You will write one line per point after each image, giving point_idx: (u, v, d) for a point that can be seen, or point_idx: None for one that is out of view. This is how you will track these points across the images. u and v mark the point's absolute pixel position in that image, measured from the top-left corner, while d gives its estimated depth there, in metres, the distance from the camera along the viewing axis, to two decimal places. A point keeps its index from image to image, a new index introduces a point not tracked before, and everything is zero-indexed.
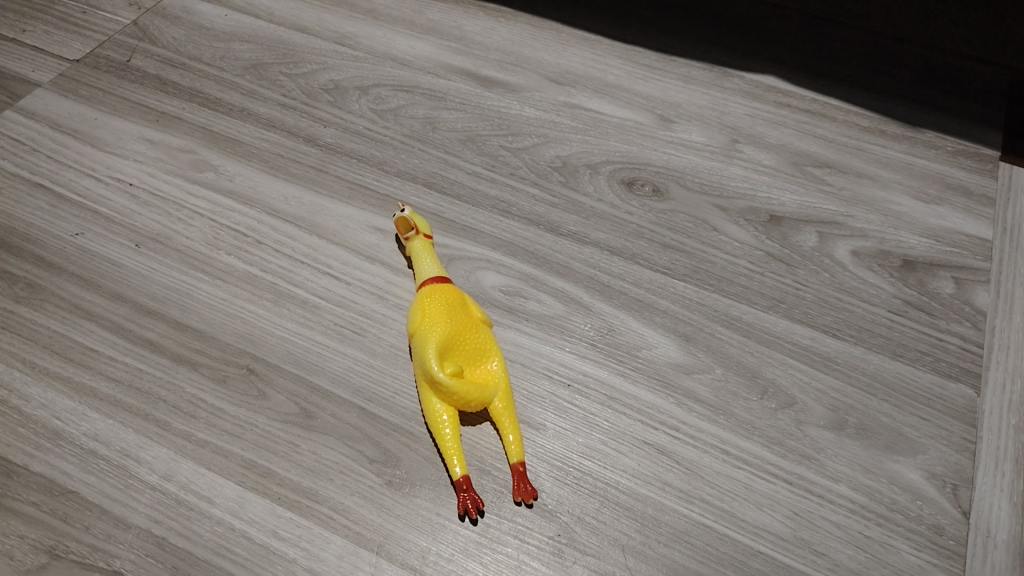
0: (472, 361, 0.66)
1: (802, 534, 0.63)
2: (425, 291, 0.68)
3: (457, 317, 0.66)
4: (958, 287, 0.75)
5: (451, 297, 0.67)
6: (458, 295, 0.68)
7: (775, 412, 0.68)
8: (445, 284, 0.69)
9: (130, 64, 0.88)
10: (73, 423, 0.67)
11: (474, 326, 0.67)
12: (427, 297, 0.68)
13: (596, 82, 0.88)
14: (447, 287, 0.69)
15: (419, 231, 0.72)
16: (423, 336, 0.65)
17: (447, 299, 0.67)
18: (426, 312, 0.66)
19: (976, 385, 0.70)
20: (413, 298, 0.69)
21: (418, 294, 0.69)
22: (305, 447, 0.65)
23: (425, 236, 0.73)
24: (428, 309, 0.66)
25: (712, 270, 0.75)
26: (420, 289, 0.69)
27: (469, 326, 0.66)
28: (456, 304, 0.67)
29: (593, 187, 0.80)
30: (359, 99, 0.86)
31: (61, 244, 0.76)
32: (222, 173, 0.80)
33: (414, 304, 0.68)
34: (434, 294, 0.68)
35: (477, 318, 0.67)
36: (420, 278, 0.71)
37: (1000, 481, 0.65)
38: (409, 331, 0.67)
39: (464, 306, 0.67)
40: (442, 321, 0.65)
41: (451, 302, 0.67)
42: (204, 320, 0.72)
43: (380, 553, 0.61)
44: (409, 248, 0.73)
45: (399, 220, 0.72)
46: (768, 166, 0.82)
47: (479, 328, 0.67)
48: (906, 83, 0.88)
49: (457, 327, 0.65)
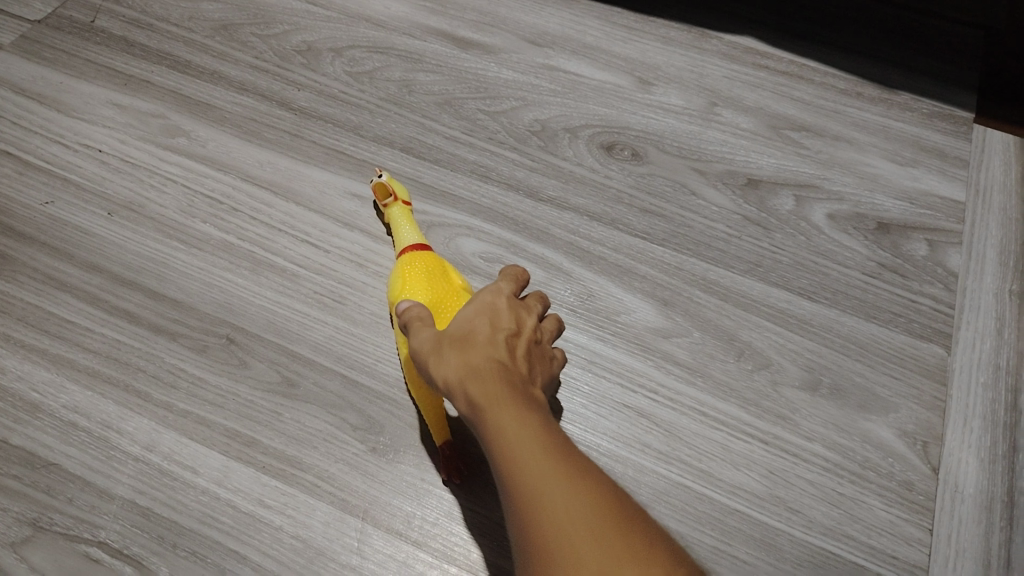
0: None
1: (776, 492, 0.65)
2: (406, 261, 0.68)
3: (438, 286, 0.65)
4: (930, 249, 0.76)
5: (432, 266, 0.67)
6: (440, 264, 0.67)
7: (752, 374, 0.69)
8: (426, 253, 0.68)
9: (94, 24, 0.85)
10: (51, 395, 0.66)
11: (456, 294, 0.66)
12: (408, 267, 0.67)
13: (575, 43, 0.87)
14: (429, 256, 0.68)
15: (398, 198, 0.72)
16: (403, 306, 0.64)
17: (427, 268, 0.66)
18: (407, 282, 0.66)
19: (947, 345, 0.71)
20: (394, 267, 0.68)
21: (399, 263, 0.68)
22: (287, 416, 0.65)
23: (404, 204, 0.72)
24: (408, 279, 0.66)
25: (691, 234, 0.76)
26: (401, 259, 0.68)
27: (450, 294, 0.65)
28: (437, 273, 0.66)
29: (573, 151, 0.80)
30: (333, 61, 0.83)
31: (31, 214, 0.74)
32: (195, 139, 0.78)
33: (395, 273, 0.68)
34: (414, 264, 0.67)
35: (458, 286, 0.66)
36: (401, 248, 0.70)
37: (968, 437, 0.67)
38: (391, 302, 0.67)
39: (445, 275, 0.67)
40: (423, 291, 0.65)
41: (432, 271, 0.66)
42: (181, 289, 0.71)
43: (366, 518, 0.62)
44: (388, 215, 0.72)
45: (377, 186, 0.71)
46: (747, 130, 0.82)
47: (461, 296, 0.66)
48: (886, 45, 0.87)
49: (439, 296, 0.65)
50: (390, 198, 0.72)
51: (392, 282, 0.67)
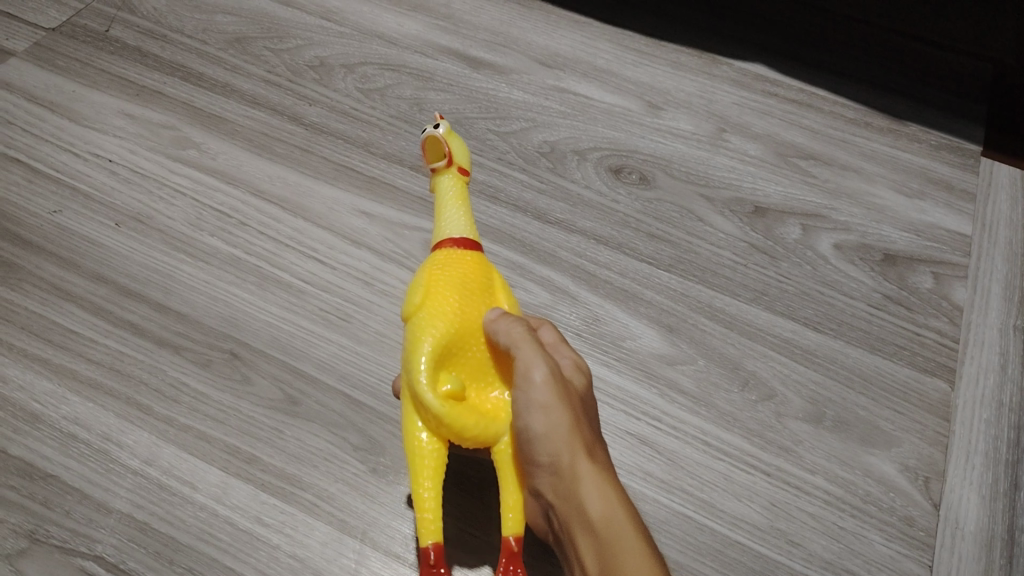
0: (476, 375, 0.52)
1: (778, 525, 0.64)
2: (439, 262, 0.54)
3: (472, 309, 0.52)
4: (936, 282, 0.76)
5: (469, 278, 0.53)
6: (481, 278, 0.54)
7: (755, 404, 0.69)
8: (463, 254, 0.54)
9: (109, 34, 0.85)
10: (52, 406, 0.66)
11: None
12: (437, 271, 0.53)
13: (586, 66, 0.87)
14: (467, 259, 0.54)
15: (453, 150, 0.59)
16: (423, 327, 0.50)
17: (462, 283, 0.53)
18: (432, 293, 0.52)
19: (951, 379, 0.71)
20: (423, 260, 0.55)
21: (428, 261, 0.55)
22: (289, 434, 0.65)
23: (459, 162, 0.59)
24: (436, 291, 0.52)
25: (698, 261, 0.76)
26: (434, 255, 0.55)
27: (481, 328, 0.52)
28: (472, 289, 0.53)
29: (581, 173, 0.80)
30: (345, 77, 0.83)
31: (39, 222, 0.74)
32: (204, 151, 0.78)
33: (420, 274, 0.53)
34: (448, 270, 0.53)
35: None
36: (441, 232, 0.56)
37: (970, 475, 0.67)
38: (403, 312, 0.52)
39: (484, 296, 0.53)
40: (450, 313, 0.51)
41: (467, 285, 0.53)
42: (186, 302, 0.71)
43: (363, 540, 0.62)
44: (440, 175, 0.59)
45: (432, 140, 0.59)
46: (755, 157, 0.82)
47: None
48: (896, 76, 0.87)
49: (468, 326, 0.51)
50: (445, 149, 0.58)
51: (412, 284, 0.53)
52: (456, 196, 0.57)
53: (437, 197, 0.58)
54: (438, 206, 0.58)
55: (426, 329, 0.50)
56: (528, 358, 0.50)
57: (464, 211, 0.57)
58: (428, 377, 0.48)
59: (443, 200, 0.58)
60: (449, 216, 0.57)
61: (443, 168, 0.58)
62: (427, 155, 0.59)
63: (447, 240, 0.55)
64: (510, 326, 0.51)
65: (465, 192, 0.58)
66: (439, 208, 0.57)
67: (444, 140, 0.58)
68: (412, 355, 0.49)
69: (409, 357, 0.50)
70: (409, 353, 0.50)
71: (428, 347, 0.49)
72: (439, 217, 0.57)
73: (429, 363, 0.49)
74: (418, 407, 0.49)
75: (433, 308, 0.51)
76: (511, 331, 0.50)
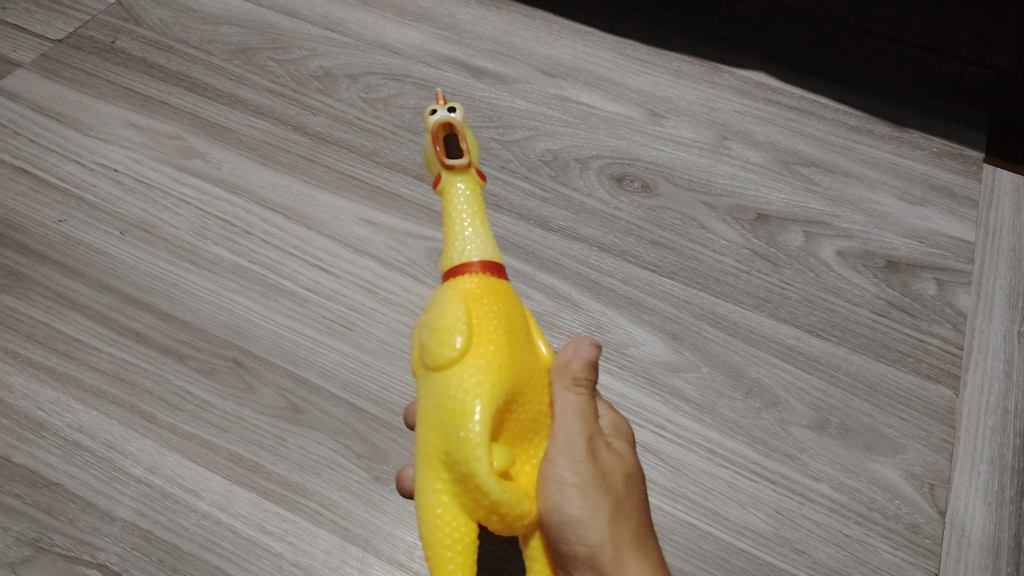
0: (515, 438, 0.42)
1: (783, 532, 0.64)
2: (476, 290, 0.42)
3: (522, 356, 0.42)
4: (940, 288, 0.76)
5: (513, 314, 0.43)
6: (520, 313, 0.44)
7: (759, 411, 0.69)
8: (500, 282, 0.44)
9: (115, 45, 0.86)
10: (56, 414, 0.66)
11: (538, 376, 0.43)
12: (477, 302, 0.42)
13: (588, 75, 0.87)
14: (507, 289, 0.43)
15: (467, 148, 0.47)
16: (474, 381, 0.39)
17: (509, 321, 0.42)
18: (478, 335, 0.41)
19: (955, 386, 0.71)
20: (448, 286, 0.43)
21: (455, 285, 0.43)
22: (292, 442, 0.65)
23: (473, 164, 0.47)
24: (480, 329, 0.41)
25: (701, 268, 0.76)
26: (461, 278, 0.43)
27: (530, 382, 0.42)
28: (518, 328, 0.42)
29: (583, 182, 0.80)
30: (348, 87, 0.83)
31: (44, 231, 0.75)
32: (208, 161, 0.79)
33: (453, 303, 0.42)
34: (491, 302, 0.42)
35: (542, 363, 0.44)
36: (461, 251, 0.44)
37: (976, 482, 0.67)
38: (435, 354, 0.40)
39: (528, 338, 0.43)
40: (502, 364, 0.40)
41: (513, 327, 0.42)
42: (190, 310, 0.71)
43: (367, 548, 0.62)
44: (454, 177, 0.46)
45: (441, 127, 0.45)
46: (757, 164, 0.82)
47: (544, 379, 0.44)
48: (899, 84, 0.87)
49: (518, 381, 0.41)
50: (464, 146, 0.46)
51: (443, 317, 0.41)
52: (476, 206, 0.46)
53: (450, 202, 0.46)
54: (450, 215, 0.46)
55: (479, 384, 0.39)
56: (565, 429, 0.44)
57: (486, 226, 0.46)
58: (487, 449, 0.38)
59: (460, 209, 0.45)
60: (471, 232, 0.45)
61: (460, 168, 0.46)
62: (435, 148, 0.46)
63: (475, 260, 0.44)
64: (564, 388, 0.46)
65: (482, 201, 0.47)
66: (455, 220, 0.45)
67: (461, 136, 0.46)
68: (463, 418, 0.39)
69: (457, 420, 0.39)
70: (454, 415, 0.39)
71: (485, 410, 0.39)
72: (455, 231, 0.45)
73: (487, 431, 0.39)
74: (465, 485, 0.39)
75: (481, 354, 0.40)
76: (564, 396, 0.45)
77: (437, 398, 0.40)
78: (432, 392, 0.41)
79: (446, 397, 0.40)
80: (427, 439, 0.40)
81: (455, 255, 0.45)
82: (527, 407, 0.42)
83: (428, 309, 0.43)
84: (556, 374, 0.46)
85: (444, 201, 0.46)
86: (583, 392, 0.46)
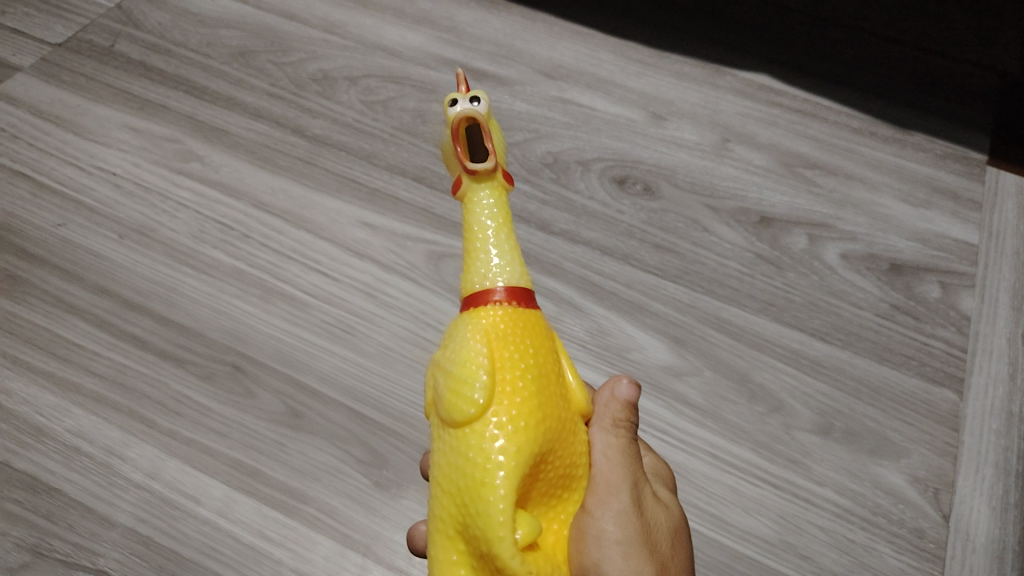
0: (543, 499, 0.36)
1: (787, 537, 0.64)
2: (498, 328, 0.35)
3: (553, 407, 0.35)
4: (944, 291, 0.75)
5: (542, 357, 0.36)
6: (549, 350, 0.37)
7: (763, 415, 0.68)
8: (527, 316, 0.37)
9: (114, 49, 0.86)
10: (55, 419, 0.66)
11: (571, 426, 0.36)
12: (500, 344, 0.35)
13: (589, 77, 0.87)
14: (533, 325, 0.36)
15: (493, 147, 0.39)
16: (498, 446, 0.33)
17: (537, 365, 0.35)
18: (503, 386, 0.34)
19: (960, 390, 0.71)
20: (467, 322, 0.36)
21: (474, 320, 0.36)
22: (292, 447, 0.65)
23: (500, 164, 0.39)
24: (504, 378, 0.34)
25: (704, 271, 0.75)
26: (481, 311, 0.36)
27: (565, 436, 0.36)
28: (548, 373, 0.36)
29: (585, 184, 0.80)
30: (348, 90, 0.83)
31: (43, 235, 0.75)
32: (208, 165, 0.78)
33: (472, 344, 0.35)
34: (517, 343, 0.35)
35: (574, 409, 0.37)
36: (485, 276, 0.37)
37: (981, 485, 0.66)
38: (451, 408, 0.34)
39: (559, 382, 0.36)
40: (532, 419, 0.34)
41: (543, 370, 0.35)
42: (189, 315, 0.71)
43: (368, 554, 0.61)
44: (476, 183, 0.38)
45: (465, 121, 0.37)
46: (760, 166, 0.82)
47: (578, 429, 0.37)
48: (902, 86, 0.86)
49: (551, 437, 0.35)
50: (489, 146, 0.38)
51: (460, 363, 0.35)
52: (501, 221, 0.38)
53: (470, 215, 0.38)
54: (471, 229, 0.38)
55: (503, 448, 0.33)
56: (608, 473, 0.39)
57: (513, 247, 0.38)
58: (512, 525, 0.32)
59: (483, 225, 0.38)
60: (496, 255, 0.37)
61: (485, 175, 0.38)
62: (455, 149, 0.38)
63: (498, 291, 0.37)
64: (604, 430, 0.41)
65: (509, 214, 0.39)
66: (477, 237, 0.38)
67: (487, 133, 0.38)
68: (485, 487, 0.33)
69: (477, 490, 0.33)
70: (474, 485, 0.33)
71: (510, 478, 0.33)
72: (477, 249, 0.37)
73: (512, 504, 0.32)
74: (486, 565, 0.33)
75: (506, 410, 0.34)
76: (604, 437, 0.40)
77: (453, 461, 0.34)
78: (448, 452, 0.34)
79: (465, 460, 0.33)
80: (441, 506, 0.34)
81: (479, 282, 0.37)
82: (560, 464, 0.36)
83: (443, 348, 0.36)
84: (594, 417, 0.42)
85: (464, 213, 0.38)
86: (627, 434, 0.42)
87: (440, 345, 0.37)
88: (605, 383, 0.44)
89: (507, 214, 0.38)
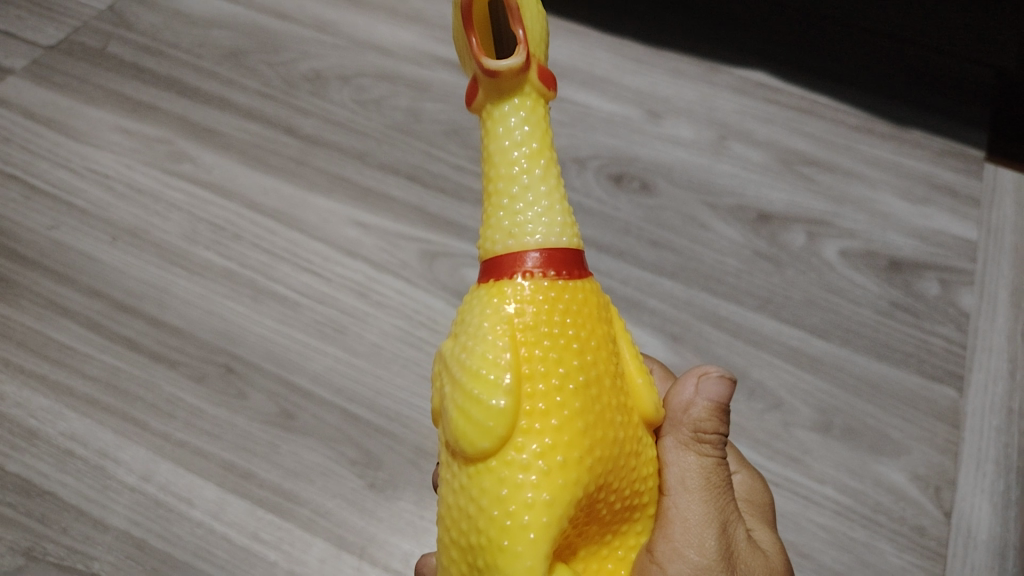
0: (591, 535, 0.34)
1: (786, 536, 0.63)
2: (527, 319, 0.32)
3: (602, 428, 0.32)
4: (943, 288, 0.75)
5: (589, 355, 0.32)
6: (602, 346, 0.33)
7: (762, 413, 0.68)
8: (570, 292, 0.33)
9: (106, 51, 0.85)
10: (48, 422, 0.65)
11: (630, 448, 0.33)
12: (528, 348, 0.31)
13: (584, 74, 0.86)
14: (579, 314, 0.33)
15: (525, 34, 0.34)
16: (526, 500, 0.30)
17: (582, 370, 0.32)
18: (534, 413, 0.31)
19: (959, 387, 0.70)
20: (483, 319, 0.32)
21: (496, 302, 0.32)
22: (285, 448, 0.65)
23: (533, 63, 0.34)
24: (534, 398, 0.31)
25: (701, 269, 0.75)
26: (506, 287, 0.33)
27: (619, 467, 0.32)
28: (597, 379, 0.32)
29: (581, 183, 0.79)
30: (341, 89, 0.82)
31: (36, 237, 0.74)
32: (200, 165, 0.78)
33: (491, 346, 0.31)
34: (553, 340, 0.32)
35: (637, 418, 0.34)
36: (512, 235, 0.33)
37: (982, 482, 0.66)
38: (462, 437, 0.31)
39: (615, 387, 0.33)
40: (570, 459, 0.31)
41: (590, 384, 0.32)
42: (182, 316, 0.70)
43: (363, 556, 0.61)
44: (505, 100, 0.34)
45: None
46: (757, 163, 0.81)
47: (641, 445, 0.34)
48: (898, 81, 0.86)
49: (595, 476, 0.31)
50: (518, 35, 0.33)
51: (474, 373, 0.31)
52: (535, 146, 0.34)
53: (494, 139, 0.34)
54: (495, 159, 0.34)
55: (533, 497, 0.30)
56: (685, 507, 0.39)
57: (551, 187, 0.34)
58: None
59: (510, 155, 0.34)
60: (527, 203, 0.33)
61: (510, 79, 0.33)
62: (472, 41, 0.33)
63: (531, 256, 0.33)
64: (682, 446, 0.40)
65: (545, 133, 0.34)
66: (504, 172, 0.34)
67: (516, 16, 0.33)
68: (503, 551, 0.30)
69: (493, 552, 0.30)
70: (494, 544, 0.30)
71: (539, 541, 0.30)
72: (501, 192, 0.34)
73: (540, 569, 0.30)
74: None
75: (535, 443, 0.30)
76: (682, 458, 0.39)
77: (463, 504, 0.31)
78: (458, 490, 0.32)
79: (478, 509, 0.31)
80: (450, 557, 0.32)
81: (507, 232, 0.33)
82: (614, 497, 0.33)
83: (456, 346, 0.33)
84: (671, 429, 0.40)
85: (488, 133, 0.34)
86: (709, 451, 0.41)
87: (453, 333, 0.34)
88: (689, 380, 0.43)
89: (546, 129, 0.34)
